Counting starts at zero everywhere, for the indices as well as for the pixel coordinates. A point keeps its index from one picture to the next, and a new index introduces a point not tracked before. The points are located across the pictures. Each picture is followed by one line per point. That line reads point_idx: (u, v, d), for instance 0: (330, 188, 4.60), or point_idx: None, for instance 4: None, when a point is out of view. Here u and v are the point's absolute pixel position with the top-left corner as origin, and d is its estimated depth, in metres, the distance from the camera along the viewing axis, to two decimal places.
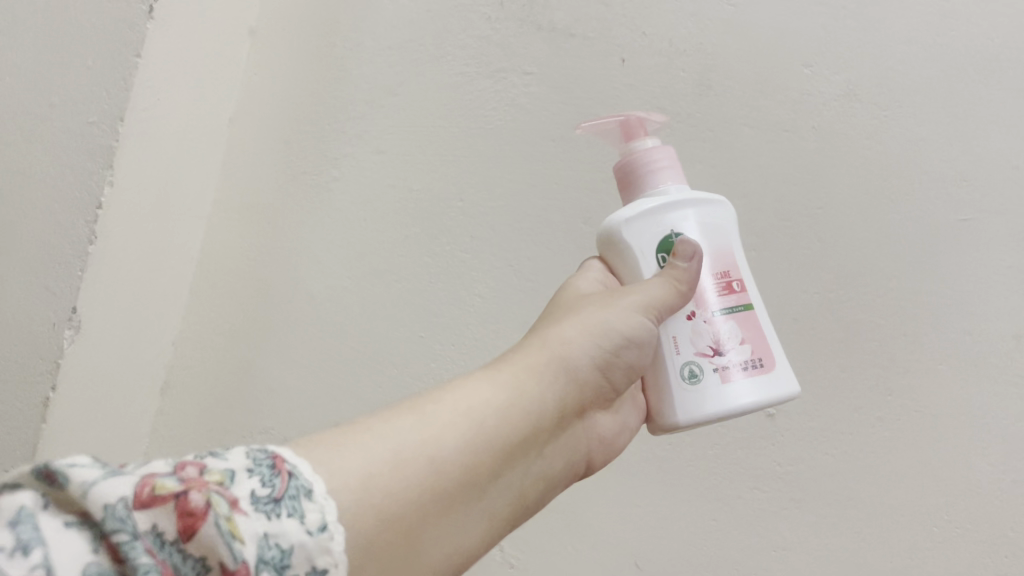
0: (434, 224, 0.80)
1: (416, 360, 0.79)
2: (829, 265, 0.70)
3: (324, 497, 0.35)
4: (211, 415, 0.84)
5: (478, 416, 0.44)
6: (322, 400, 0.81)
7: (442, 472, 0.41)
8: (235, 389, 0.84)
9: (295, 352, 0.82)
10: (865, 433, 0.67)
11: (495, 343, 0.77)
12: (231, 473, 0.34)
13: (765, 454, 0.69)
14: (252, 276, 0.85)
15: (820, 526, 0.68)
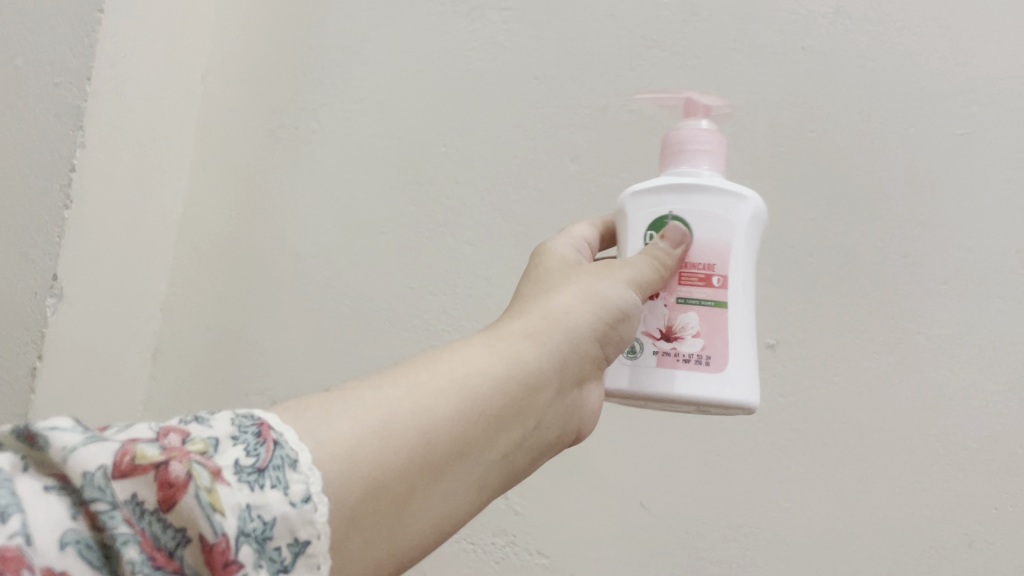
0: (419, 166, 0.78)
1: (403, 309, 0.75)
2: (827, 191, 0.68)
3: (309, 468, 0.33)
4: (202, 379, 0.81)
5: (479, 388, 0.40)
6: (307, 356, 0.78)
7: (435, 440, 0.38)
8: (220, 353, 0.81)
9: (279, 306, 0.80)
10: (871, 360, 0.65)
11: (485, 286, 0.73)
12: (214, 440, 0.32)
13: (766, 386, 0.67)
14: (241, 231, 0.83)
15: (828, 461, 0.65)
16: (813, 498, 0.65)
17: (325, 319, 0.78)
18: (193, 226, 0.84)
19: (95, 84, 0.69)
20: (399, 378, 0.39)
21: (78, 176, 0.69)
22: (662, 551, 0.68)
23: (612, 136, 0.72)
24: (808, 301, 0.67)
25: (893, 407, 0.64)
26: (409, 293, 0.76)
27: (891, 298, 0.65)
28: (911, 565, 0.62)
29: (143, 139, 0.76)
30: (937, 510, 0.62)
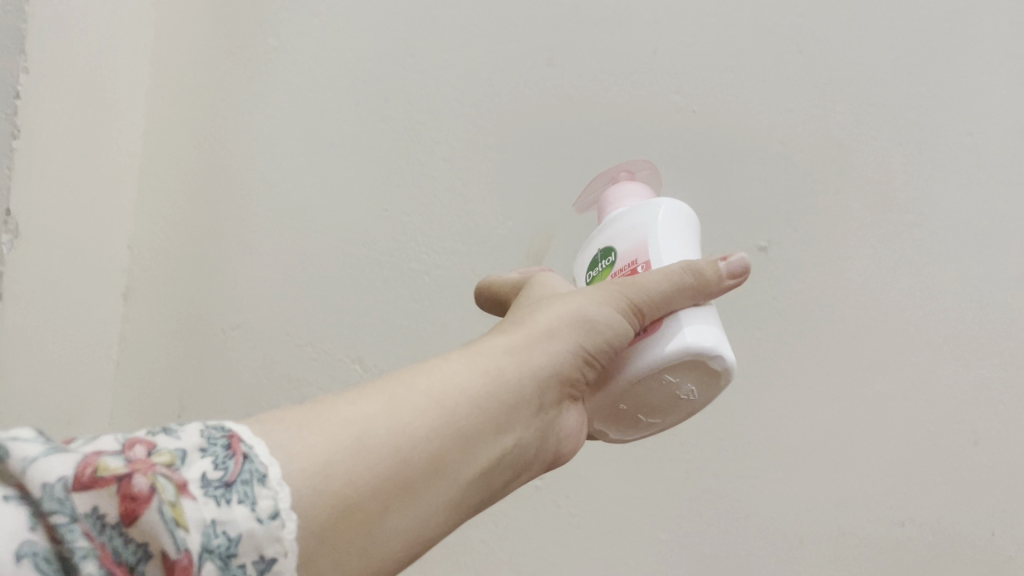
0: (381, 79, 0.73)
1: (383, 229, 0.72)
2: (826, 71, 0.61)
3: (279, 483, 0.30)
4: (178, 318, 0.79)
5: (454, 402, 0.38)
6: (287, 283, 0.75)
7: (410, 457, 0.35)
8: (196, 293, 0.78)
9: (250, 236, 0.76)
10: (887, 257, 0.60)
11: (463, 200, 0.70)
12: (182, 453, 0.29)
13: (761, 291, 0.63)
14: (209, 162, 0.78)
15: (830, 364, 0.61)
16: (824, 407, 0.61)
17: (303, 245, 0.75)
18: (155, 159, 0.80)
19: (32, 7, 0.65)
20: (373, 391, 0.37)
21: (22, 104, 0.65)
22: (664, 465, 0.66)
23: (592, 32, 0.67)
24: (814, 193, 0.62)
25: (908, 307, 0.59)
26: (388, 215, 0.72)
27: (908, 184, 0.59)
28: (927, 469, 0.59)
29: (87, 65, 0.71)
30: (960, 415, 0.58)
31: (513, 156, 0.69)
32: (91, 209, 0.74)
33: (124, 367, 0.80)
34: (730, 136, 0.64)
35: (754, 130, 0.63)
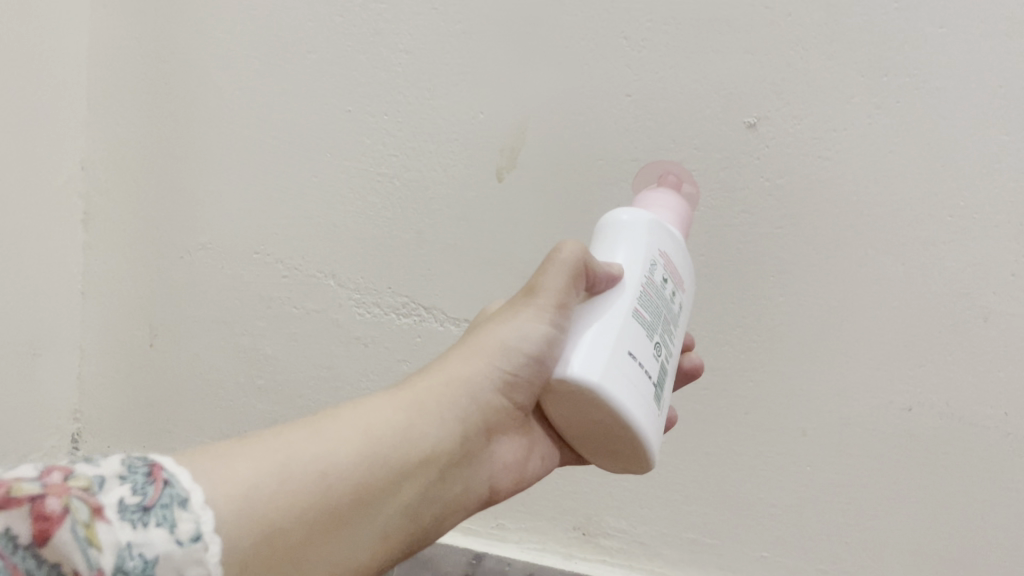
0: (333, 125, 0.60)
1: (362, 287, 0.63)
2: (892, 186, 0.51)
3: (202, 508, 0.27)
4: (142, 382, 0.69)
5: (417, 433, 0.35)
6: (255, 348, 0.66)
7: (336, 487, 0.32)
8: (150, 353, 0.68)
9: (210, 293, 0.65)
10: (902, 398, 0.54)
11: (452, 265, 0.60)
12: (100, 479, 0.26)
13: (774, 409, 0.56)
14: (160, 201, 0.65)
15: (842, 482, 0.56)
16: (797, 541, 0.59)
17: (256, 317, 0.65)
18: (99, 198, 0.67)
19: None
20: (305, 422, 0.33)
21: None
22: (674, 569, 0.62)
23: (605, 97, 0.54)
24: (839, 325, 0.54)
25: (912, 452, 0.54)
26: (353, 298, 0.63)
27: (942, 331, 0.52)
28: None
29: (16, 79, 0.58)
30: (941, 558, 0.56)
31: (512, 212, 0.58)
32: (36, 252, 0.63)
33: (91, 437, 0.71)
34: (760, 251, 0.54)
35: (795, 222, 0.53)
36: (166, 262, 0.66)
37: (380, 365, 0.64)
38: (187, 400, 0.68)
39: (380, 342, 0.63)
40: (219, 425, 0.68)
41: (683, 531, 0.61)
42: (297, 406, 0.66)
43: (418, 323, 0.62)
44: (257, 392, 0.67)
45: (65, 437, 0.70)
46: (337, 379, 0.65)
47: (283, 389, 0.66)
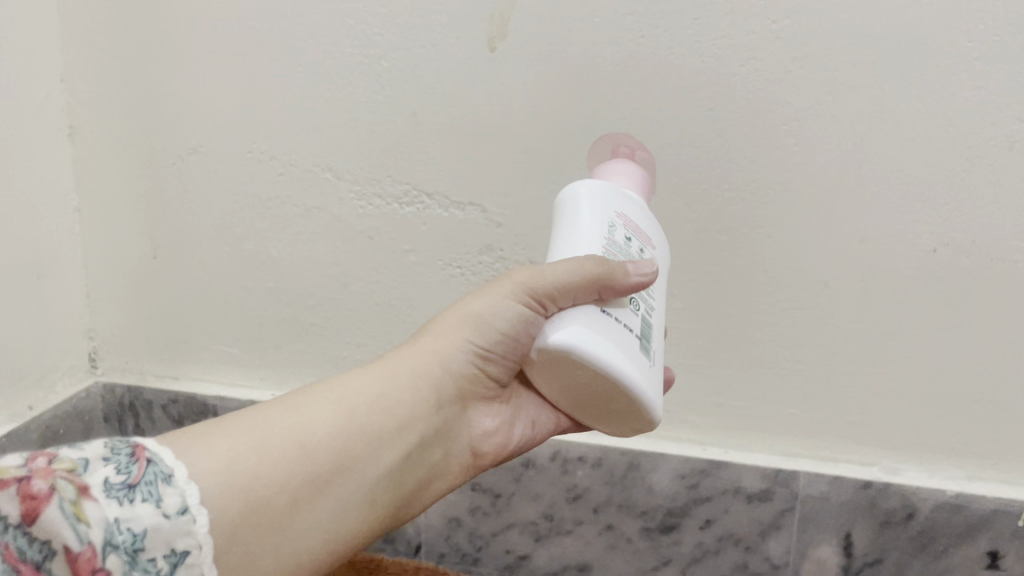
0: (316, 7, 0.57)
1: (360, 179, 0.60)
2: (905, 14, 0.48)
3: (186, 482, 0.32)
4: (150, 295, 0.68)
5: (394, 400, 0.39)
6: (259, 251, 0.64)
7: (315, 455, 0.35)
8: (155, 266, 0.67)
9: (206, 199, 0.64)
10: (927, 239, 0.52)
11: (449, 147, 0.58)
12: (83, 462, 0.30)
13: (795, 265, 0.55)
14: (145, 108, 0.63)
15: (866, 332, 0.55)
16: (828, 396, 0.57)
17: (257, 219, 0.63)
18: (83, 110, 0.64)
19: None
20: (287, 399, 0.37)
21: None
22: (703, 438, 0.60)
23: None
24: (858, 170, 0.52)
25: (938, 293, 0.53)
26: (352, 190, 0.61)
27: (964, 165, 0.50)
28: (968, 419, 0.55)
29: None
30: (976, 400, 0.55)
31: (505, 85, 0.55)
32: (27, 172, 0.61)
33: (107, 352, 0.71)
34: (771, 99, 0.51)
35: (804, 64, 0.50)
36: (159, 171, 0.64)
37: (387, 257, 0.62)
38: (197, 310, 0.67)
39: (385, 233, 0.61)
40: (231, 332, 0.67)
41: (709, 397, 0.59)
42: (307, 306, 0.65)
43: (422, 210, 0.60)
44: (265, 296, 0.65)
45: (82, 356, 0.70)
46: (345, 276, 0.63)
47: (291, 290, 0.65)
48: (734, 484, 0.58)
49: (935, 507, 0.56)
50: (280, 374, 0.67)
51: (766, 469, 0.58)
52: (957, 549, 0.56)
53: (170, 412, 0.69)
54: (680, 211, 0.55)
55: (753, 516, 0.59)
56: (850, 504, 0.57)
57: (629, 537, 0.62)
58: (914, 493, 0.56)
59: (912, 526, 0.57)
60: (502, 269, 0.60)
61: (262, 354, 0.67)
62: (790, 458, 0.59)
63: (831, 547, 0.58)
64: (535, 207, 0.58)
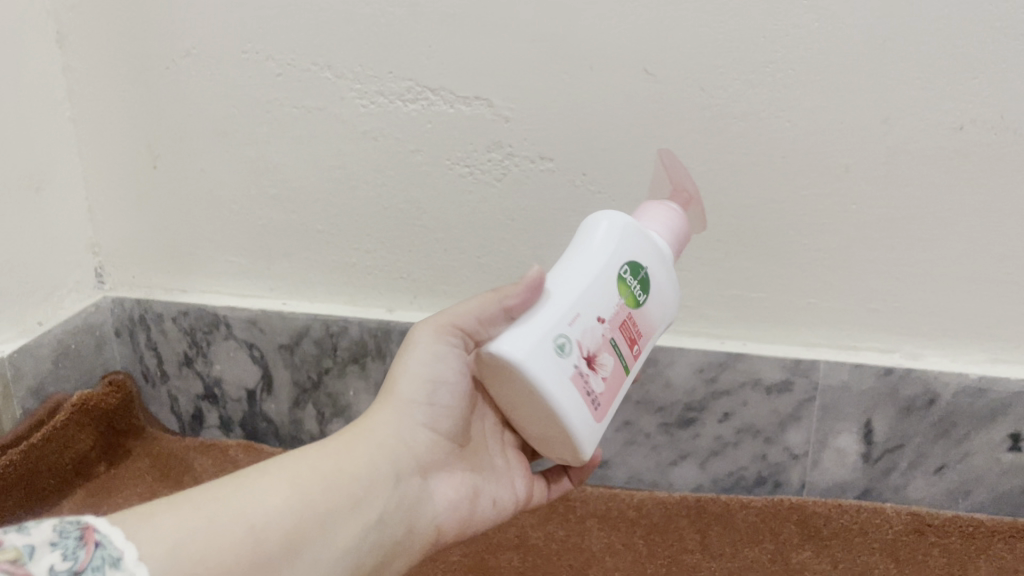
0: None
1: (360, 77, 0.58)
2: None
3: (136, 566, 0.30)
4: (150, 204, 0.66)
5: (346, 474, 0.40)
6: (261, 155, 0.62)
7: (267, 535, 0.35)
8: (155, 177, 0.65)
9: (203, 104, 0.62)
10: (954, 117, 0.50)
11: (452, 36, 0.55)
12: (29, 548, 0.29)
13: (816, 148, 0.53)
14: (133, 10, 0.60)
15: (889, 216, 0.53)
16: (848, 285, 0.56)
17: (257, 124, 0.61)
18: (70, 13, 0.62)
19: None
20: (238, 480, 0.37)
21: None
22: (721, 331, 0.59)
23: None
24: (883, 44, 0.49)
25: (964, 173, 0.51)
26: (354, 89, 0.58)
27: (994, 35, 0.48)
28: (992, 302, 0.55)
29: None
30: (1000, 281, 0.54)
31: None
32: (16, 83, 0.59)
33: (110, 265, 0.70)
34: None
35: None
36: (153, 75, 0.62)
37: (393, 158, 0.60)
38: (200, 220, 0.66)
39: (389, 133, 0.59)
40: (238, 241, 0.66)
41: (728, 289, 0.58)
42: (313, 213, 0.63)
43: (427, 107, 0.58)
44: (269, 204, 0.64)
45: (88, 272, 0.69)
46: (350, 180, 0.61)
47: (295, 197, 0.63)
48: (753, 377, 0.58)
49: (957, 392, 0.55)
50: (289, 282, 0.66)
51: (785, 360, 0.57)
52: (978, 433, 0.56)
53: (181, 323, 0.68)
54: (696, 97, 0.53)
55: (772, 408, 0.59)
56: (870, 392, 0.57)
57: (647, 433, 0.61)
58: (936, 379, 0.55)
59: (934, 411, 0.56)
60: (512, 165, 0.58)
61: (270, 264, 0.66)
62: (809, 348, 0.58)
63: (850, 436, 0.58)
64: (545, 99, 0.55)
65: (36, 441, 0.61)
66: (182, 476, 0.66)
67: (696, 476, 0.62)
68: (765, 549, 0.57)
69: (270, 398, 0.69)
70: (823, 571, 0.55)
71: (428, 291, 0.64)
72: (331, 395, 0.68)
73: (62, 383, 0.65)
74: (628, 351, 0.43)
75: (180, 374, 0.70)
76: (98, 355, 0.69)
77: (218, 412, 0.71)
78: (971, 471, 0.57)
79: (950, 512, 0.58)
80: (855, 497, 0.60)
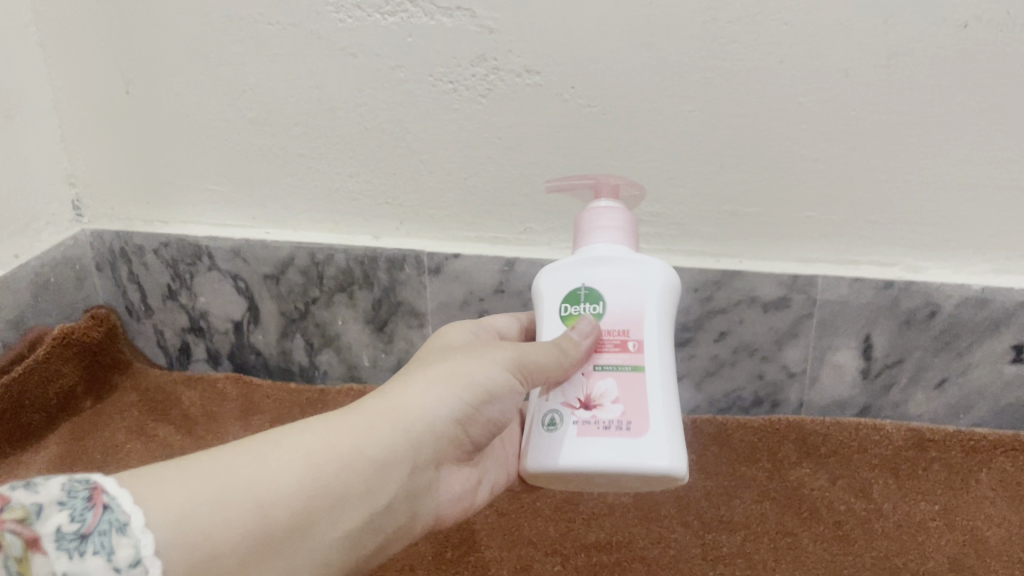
0: None
1: None
2: None
3: (143, 530, 0.29)
4: (126, 131, 0.64)
5: (369, 457, 0.36)
6: (236, 75, 0.59)
7: (274, 514, 0.32)
8: (128, 103, 0.63)
9: (174, 24, 0.59)
10: (960, 14, 0.48)
11: None
12: (37, 507, 0.28)
13: (815, 51, 0.50)
14: None
15: (890, 121, 0.51)
16: (848, 197, 0.54)
17: (230, 43, 0.58)
18: None
19: None
20: (251, 448, 0.34)
21: None
22: (716, 247, 0.58)
23: None
24: None
25: (969, 74, 0.49)
26: (329, 2, 0.55)
27: None
28: (996, 209, 0.53)
29: None
30: (1005, 187, 0.52)
31: None
32: None
33: (88, 195, 0.68)
34: None
35: None
36: None
37: (373, 76, 0.57)
38: (177, 146, 0.63)
39: (368, 49, 0.56)
40: (218, 168, 0.64)
41: (723, 205, 0.56)
42: (293, 136, 0.61)
43: (407, 20, 0.54)
44: (247, 127, 0.61)
45: (65, 204, 0.67)
46: (329, 100, 0.59)
47: (273, 120, 0.60)
48: (750, 294, 0.57)
49: (959, 303, 0.54)
50: (272, 209, 0.64)
51: (782, 276, 0.56)
52: (980, 345, 0.55)
53: (162, 255, 0.66)
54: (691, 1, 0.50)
55: (770, 325, 0.57)
56: (870, 306, 0.55)
57: None
58: (937, 291, 0.54)
59: (935, 324, 0.55)
60: (497, 80, 0.55)
61: (251, 191, 0.64)
62: (807, 263, 0.56)
63: (849, 352, 0.57)
64: (532, 7, 0.52)
65: (18, 376, 0.60)
66: (171, 409, 0.66)
67: (692, 397, 0.61)
68: (762, 467, 0.56)
69: (257, 329, 0.68)
70: (821, 487, 0.54)
71: (414, 216, 0.62)
72: (320, 325, 0.66)
73: (43, 316, 0.64)
74: (620, 356, 0.40)
75: (164, 308, 0.69)
76: (79, 289, 0.67)
77: (205, 345, 0.70)
78: (972, 384, 0.56)
79: (950, 427, 0.58)
80: (854, 414, 0.59)
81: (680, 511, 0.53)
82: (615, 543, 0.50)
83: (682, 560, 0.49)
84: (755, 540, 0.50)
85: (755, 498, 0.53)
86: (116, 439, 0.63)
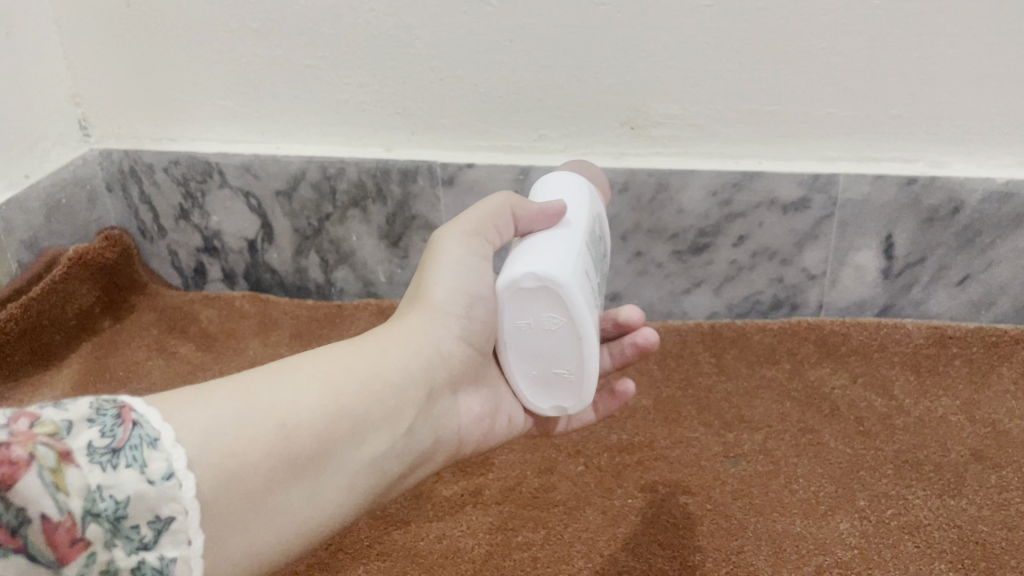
0: None
1: None
2: None
3: (172, 445, 0.27)
4: (127, 46, 0.63)
5: (381, 383, 0.34)
6: None
7: (298, 435, 0.31)
8: (128, 16, 0.61)
9: None
10: None
11: None
12: (67, 423, 0.26)
13: None
14: None
15: (914, 10, 0.50)
16: (871, 92, 0.53)
17: None
18: None
19: None
20: (267, 371, 0.32)
21: None
22: (734, 149, 0.56)
23: None
24: None
25: None
26: None
27: None
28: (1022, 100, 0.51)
29: None
30: None
31: None
32: None
33: (93, 113, 0.67)
34: None
35: None
36: None
37: None
38: (180, 60, 0.62)
39: None
40: (224, 82, 0.62)
41: (742, 104, 0.55)
42: (299, 46, 0.59)
43: None
44: (252, 39, 0.60)
45: (72, 124, 0.66)
46: (335, 7, 0.57)
47: (277, 30, 0.59)
48: (769, 196, 0.56)
49: (983, 198, 0.53)
50: (281, 124, 0.63)
51: (802, 176, 0.55)
52: (1004, 240, 0.54)
53: (172, 174, 0.66)
54: None
55: (789, 227, 0.57)
56: (892, 204, 0.54)
57: (659, 262, 0.59)
58: (961, 187, 0.53)
59: (958, 220, 0.54)
60: None
61: (259, 106, 0.63)
62: (828, 162, 0.55)
63: (870, 253, 0.57)
64: None
65: (38, 294, 0.60)
66: (190, 327, 0.66)
67: (710, 303, 0.61)
68: (783, 368, 0.56)
69: (271, 247, 0.67)
70: (843, 386, 0.54)
71: (426, 125, 0.61)
72: (334, 242, 0.66)
73: (56, 238, 0.64)
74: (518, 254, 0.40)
75: (177, 228, 0.68)
76: (91, 210, 0.67)
77: (220, 265, 0.70)
78: (995, 280, 0.56)
79: (972, 323, 0.57)
80: (875, 314, 0.59)
81: (700, 412, 0.53)
82: (637, 443, 0.51)
83: (702, 457, 0.49)
84: (777, 436, 0.51)
85: (775, 398, 0.54)
86: (136, 356, 0.63)
